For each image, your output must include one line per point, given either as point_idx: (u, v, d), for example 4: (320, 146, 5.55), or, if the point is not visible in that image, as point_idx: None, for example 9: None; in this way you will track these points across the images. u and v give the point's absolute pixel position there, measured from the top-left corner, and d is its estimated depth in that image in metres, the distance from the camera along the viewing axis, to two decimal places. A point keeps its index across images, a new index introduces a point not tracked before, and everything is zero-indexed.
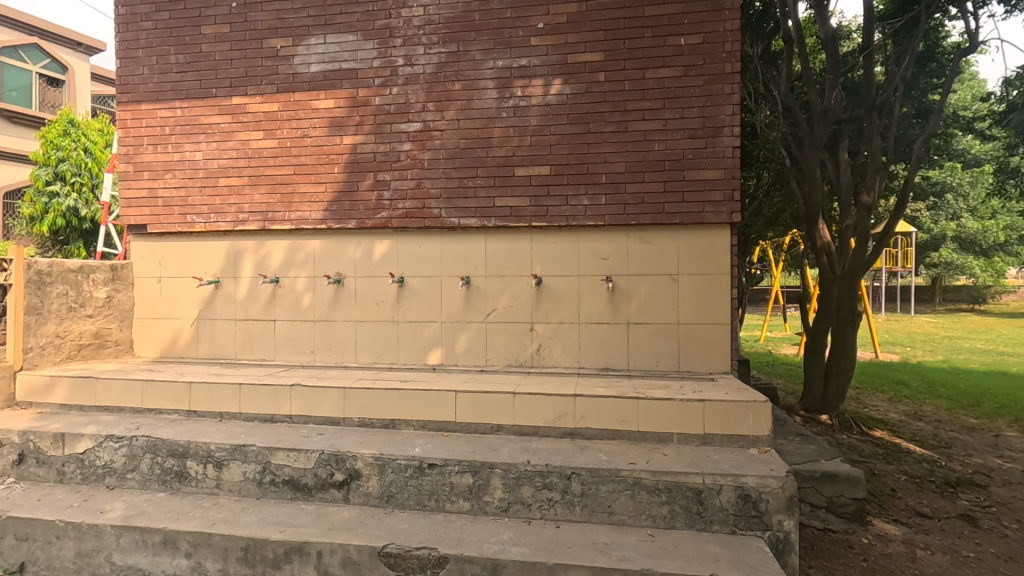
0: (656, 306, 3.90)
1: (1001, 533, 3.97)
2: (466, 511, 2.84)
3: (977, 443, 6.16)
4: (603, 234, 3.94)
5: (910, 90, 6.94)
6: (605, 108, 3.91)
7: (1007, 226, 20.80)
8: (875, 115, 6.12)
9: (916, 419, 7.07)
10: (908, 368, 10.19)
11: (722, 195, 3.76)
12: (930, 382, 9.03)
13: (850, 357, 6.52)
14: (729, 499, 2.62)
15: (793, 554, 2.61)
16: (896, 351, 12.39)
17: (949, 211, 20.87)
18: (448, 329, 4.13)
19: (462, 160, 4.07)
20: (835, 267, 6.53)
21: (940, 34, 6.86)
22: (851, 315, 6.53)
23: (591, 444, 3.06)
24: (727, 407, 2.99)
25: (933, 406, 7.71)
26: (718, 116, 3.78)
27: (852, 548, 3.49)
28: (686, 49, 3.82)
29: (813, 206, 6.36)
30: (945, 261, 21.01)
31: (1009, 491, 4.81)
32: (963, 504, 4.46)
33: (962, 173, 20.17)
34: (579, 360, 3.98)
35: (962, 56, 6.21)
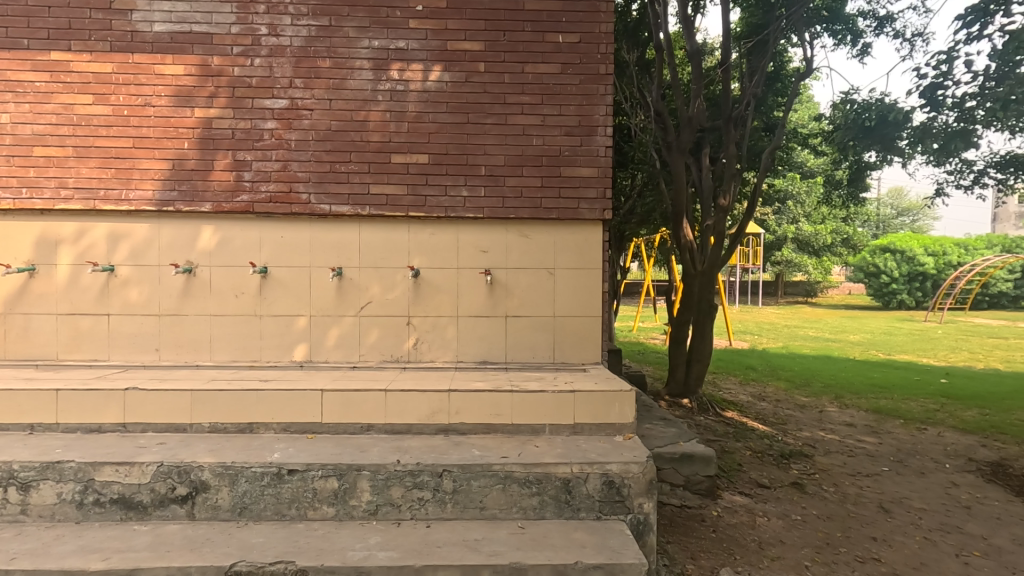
0: (534, 299, 3.95)
1: (822, 496, 4.59)
2: (331, 517, 2.67)
3: (806, 418, 7.08)
4: (483, 226, 3.91)
5: (760, 105, 7.75)
6: (485, 100, 3.86)
7: (833, 231, 24.37)
8: (731, 125, 6.77)
9: (760, 399, 7.98)
10: (755, 354, 11.50)
11: (596, 192, 3.90)
12: (772, 366, 10.26)
13: (708, 344, 7.15)
14: (595, 486, 2.72)
15: (652, 534, 2.76)
16: (746, 339, 13.93)
17: (791, 215, 23.40)
18: (318, 324, 3.87)
19: (333, 143, 3.81)
20: (696, 264, 7.12)
21: (784, 58, 7.72)
22: (710, 307, 7.15)
23: (464, 439, 3.02)
24: (596, 397, 3.10)
25: (774, 387, 8.77)
26: (593, 115, 3.90)
27: (704, 521, 3.82)
28: (563, 47, 3.89)
29: (680, 206, 6.87)
30: (786, 260, 24.41)
31: (829, 459, 5.58)
32: (794, 472, 5.10)
33: (800, 182, 22.61)
34: (457, 354, 3.92)
35: (800, 79, 7.03)
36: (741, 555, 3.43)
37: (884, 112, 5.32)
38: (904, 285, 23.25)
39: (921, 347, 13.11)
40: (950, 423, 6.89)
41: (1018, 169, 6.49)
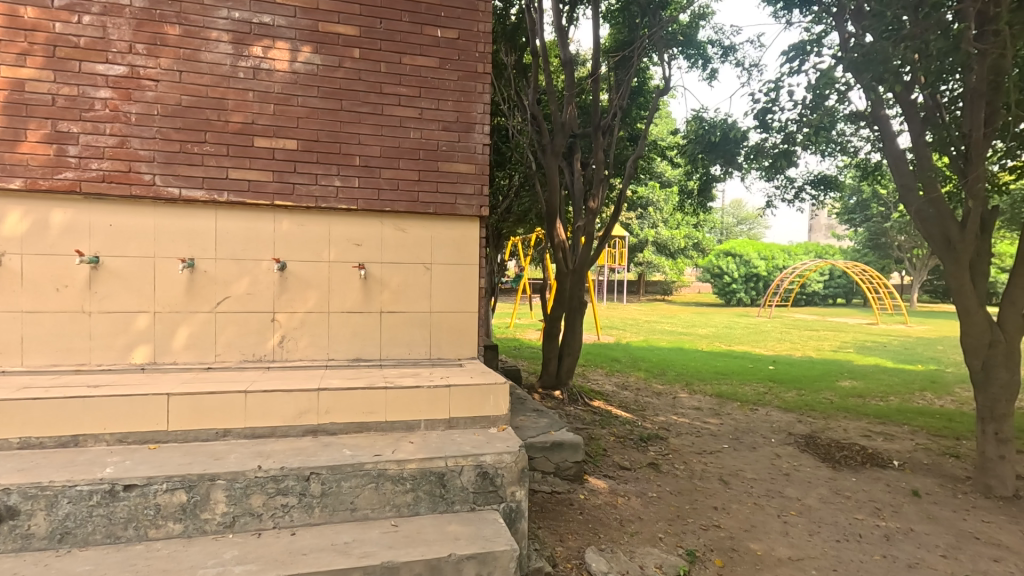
0: (410, 295, 3.89)
1: (674, 473, 5.09)
2: (178, 535, 2.41)
3: (662, 404, 7.80)
4: (356, 219, 3.76)
5: (626, 117, 8.36)
6: (360, 87, 3.71)
7: (686, 235, 27.14)
8: (599, 134, 7.23)
9: (623, 389, 8.63)
10: (620, 347, 12.41)
11: (473, 188, 3.93)
12: (634, 358, 11.14)
13: (578, 338, 7.56)
14: (469, 478, 2.74)
15: (523, 520, 2.85)
16: (613, 333, 14.99)
17: (651, 221, 25.91)
18: (164, 321, 3.46)
19: (184, 120, 3.42)
20: (568, 262, 7.49)
21: (646, 75, 8.40)
22: (580, 303, 7.57)
23: (334, 440, 2.89)
24: (471, 390, 3.13)
25: (635, 377, 9.53)
26: (471, 112, 3.93)
27: (572, 504, 4.04)
28: (441, 41, 3.87)
29: (553, 207, 7.19)
30: (647, 262, 26.75)
31: (680, 440, 6.20)
32: (651, 454, 5.59)
33: (659, 192, 25.05)
34: (328, 352, 3.73)
35: (660, 96, 7.70)
36: (605, 533, 3.68)
37: (726, 131, 6.04)
38: (742, 284, 26.53)
39: (754, 338, 15.06)
40: (775, 403, 8.01)
41: (827, 187, 7.70)
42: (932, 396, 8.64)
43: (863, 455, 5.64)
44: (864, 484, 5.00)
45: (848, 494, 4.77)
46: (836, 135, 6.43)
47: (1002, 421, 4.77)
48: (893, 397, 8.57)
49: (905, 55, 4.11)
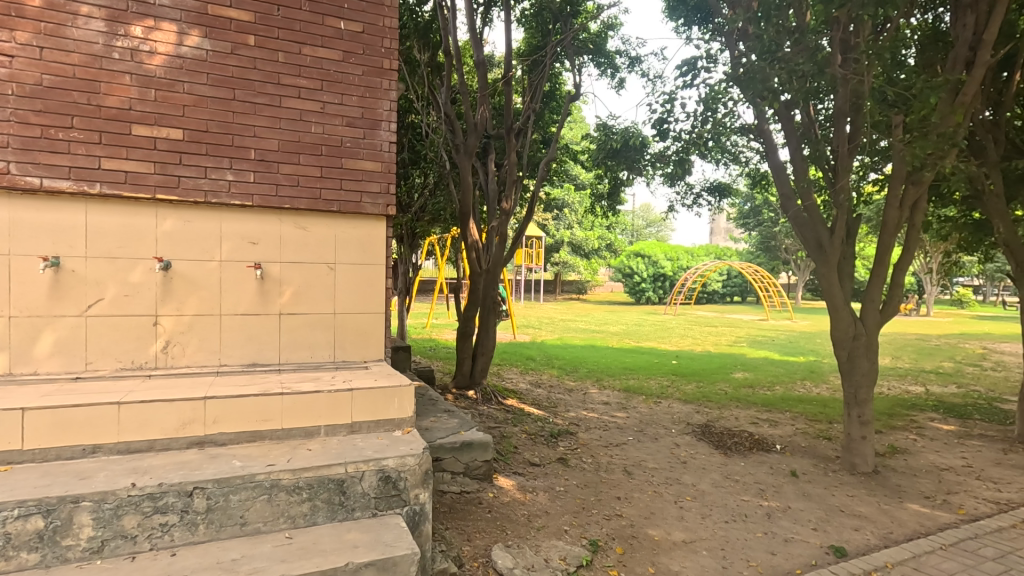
0: (311, 296, 3.73)
1: (581, 467, 5.27)
2: (34, 565, 2.17)
3: (573, 401, 8.06)
4: (252, 216, 3.55)
5: (539, 120, 8.55)
6: (255, 77, 3.51)
7: (599, 236, 28.25)
8: (512, 136, 7.32)
9: (536, 386, 8.81)
10: (535, 346, 12.66)
11: (379, 186, 3.85)
12: (548, 356, 11.41)
13: (491, 338, 7.61)
14: (371, 484, 2.68)
15: (427, 523, 2.83)
16: (529, 332, 15.27)
17: (566, 222, 26.81)
18: (22, 327, 3.09)
19: (46, 102, 3.07)
20: (482, 262, 7.53)
21: (559, 80, 8.61)
22: (494, 302, 7.62)
23: (223, 451, 2.72)
24: (374, 393, 3.06)
25: (548, 374, 9.76)
26: (376, 108, 3.84)
27: (481, 503, 4.07)
28: (344, 34, 3.75)
29: (466, 206, 7.18)
30: (562, 262, 27.47)
31: (588, 434, 6.43)
32: (561, 449, 5.75)
33: (574, 195, 25.95)
34: (220, 357, 3.50)
35: (571, 101, 7.92)
36: (512, 530, 3.74)
37: (626, 137, 6.34)
38: (650, 284, 27.99)
39: (660, 335, 15.93)
40: (676, 396, 8.52)
41: (722, 194, 8.28)
42: (811, 385, 9.57)
43: (751, 441, 6.14)
44: (750, 468, 5.45)
45: (736, 478, 5.17)
46: (728, 146, 6.94)
47: (863, 405, 5.36)
48: (778, 386, 9.41)
49: (781, 75, 4.51)
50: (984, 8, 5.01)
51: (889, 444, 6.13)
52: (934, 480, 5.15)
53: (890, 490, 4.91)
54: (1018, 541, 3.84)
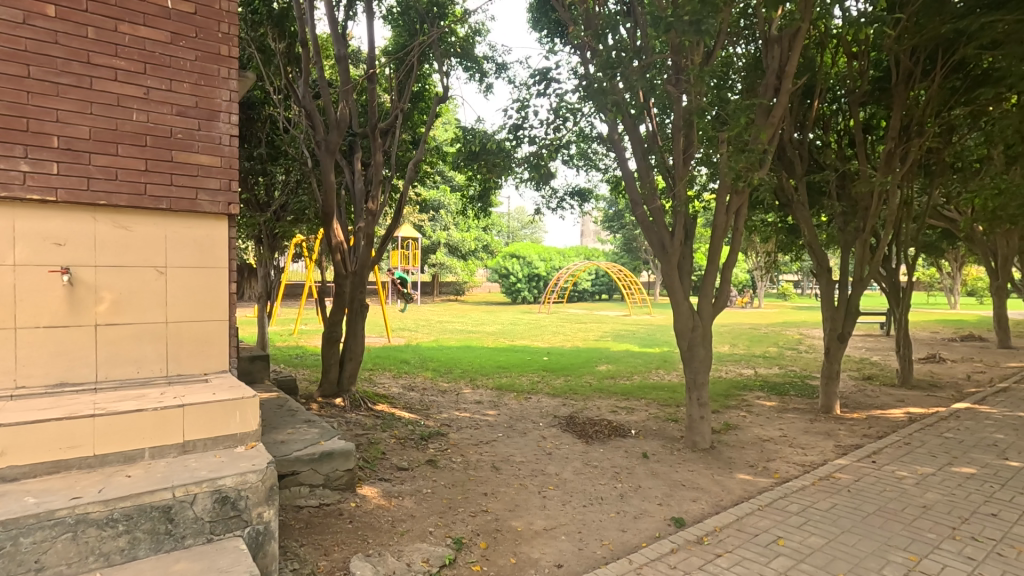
0: (136, 303, 3.33)
1: (450, 467, 5.29)
2: None
3: (446, 402, 8.05)
4: (57, 213, 3.08)
5: (407, 120, 8.44)
6: (57, 53, 3.05)
7: (476, 237, 28.62)
8: (377, 134, 7.14)
9: (409, 390, 8.68)
10: (410, 349, 12.47)
11: (218, 183, 3.55)
12: (422, 359, 11.30)
13: (359, 342, 7.36)
14: (204, 507, 2.46)
15: (272, 542, 2.66)
16: (404, 335, 15.02)
17: (443, 223, 26.92)
18: None
19: None
20: (347, 265, 7.24)
21: (427, 81, 8.55)
22: (362, 306, 7.37)
23: (16, 487, 2.33)
24: (210, 408, 2.81)
25: (422, 377, 9.66)
26: (213, 98, 3.53)
27: (341, 515, 3.92)
28: (172, 14, 3.42)
29: (329, 206, 6.85)
30: (439, 263, 27.41)
31: (459, 434, 6.48)
32: (430, 451, 5.72)
33: (450, 196, 26.09)
34: (15, 379, 2.98)
35: (440, 103, 7.89)
36: (373, 538, 3.65)
37: (484, 141, 6.43)
38: (525, 284, 28.97)
39: (534, 333, 16.53)
40: (545, 390, 8.90)
41: (583, 198, 8.78)
42: (663, 373, 10.52)
43: (609, 429, 6.59)
44: (608, 453, 5.85)
45: (595, 464, 5.53)
46: (586, 154, 7.40)
47: (701, 388, 6.00)
48: (636, 376, 10.22)
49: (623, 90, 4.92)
50: (787, 44, 5.85)
51: (724, 421, 6.95)
52: (757, 450, 5.92)
53: (723, 462, 5.56)
54: (816, 496, 4.55)
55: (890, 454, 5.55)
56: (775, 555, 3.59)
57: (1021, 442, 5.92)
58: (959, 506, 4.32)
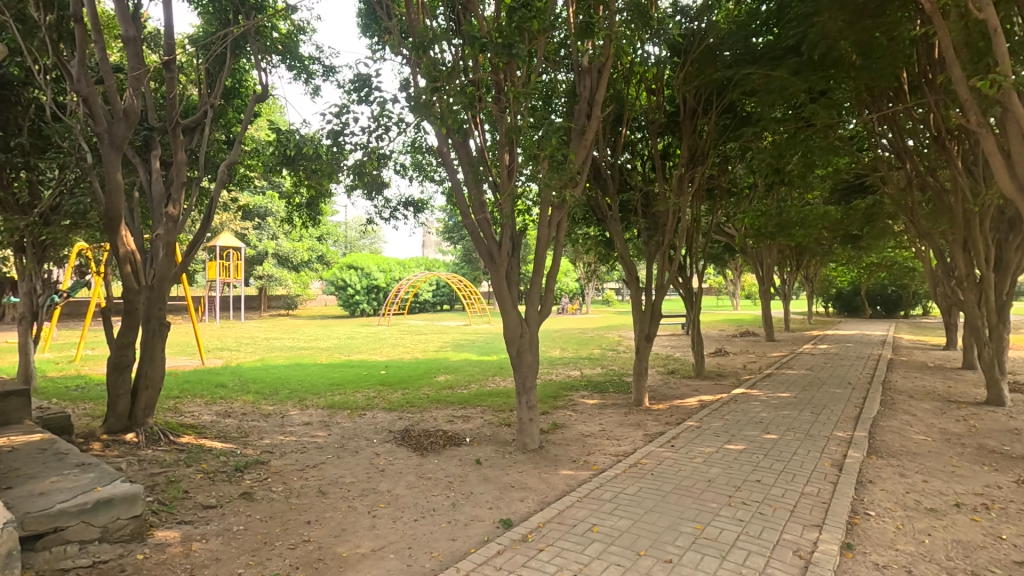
0: None
1: (268, 498, 4.83)
2: None
3: (269, 426, 7.37)
4: None
5: (219, 118, 7.62)
6: None
7: (309, 247, 26.94)
8: (178, 130, 6.32)
9: (225, 416, 7.77)
10: (228, 371, 11.20)
11: None
12: (243, 381, 10.20)
13: (157, 368, 6.41)
14: None
15: None
16: (221, 355, 13.45)
17: (270, 232, 25.09)
18: None
19: None
20: (141, 277, 6.26)
21: (244, 77, 7.83)
22: (161, 325, 6.41)
23: None
24: None
25: (242, 401, 8.72)
26: None
27: (124, 571, 3.36)
28: None
29: (114, 209, 5.85)
30: (267, 275, 25.13)
31: (282, 460, 5.96)
32: (246, 483, 5.16)
33: (278, 203, 24.40)
34: None
35: (258, 101, 7.23)
36: None
37: (300, 144, 6.03)
38: (364, 296, 28.01)
39: (372, 347, 15.99)
40: (382, 405, 8.63)
41: (417, 209, 8.70)
42: (499, 380, 10.87)
43: (444, 439, 6.59)
44: (443, 464, 5.84)
45: (429, 476, 5.48)
46: (417, 164, 7.35)
47: (529, 392, 6.30)
48: (473, 384, 10.41)
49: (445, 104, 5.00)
50: (597, 75, 6.44)
51: (552, 422, 7.39)
52: (579, 445, 6.40)
53: (549, 461, 5.90)
54: (625, 482, 5.04)
55: (685, 437, 6.39)
56: (590, 541, 3.89)
57: (778, 417, 7.24)
58: (734, 476, 5.12)
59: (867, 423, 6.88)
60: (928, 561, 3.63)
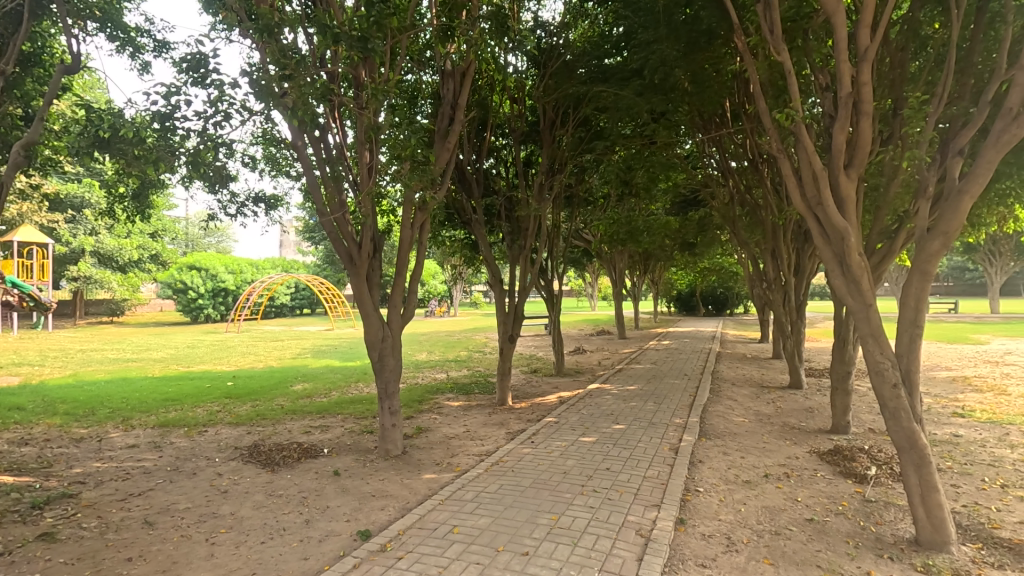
0: None
1: (77, 536, 4.14)
2: None
3: (82, 452, 6.31)
4: None
5: (13, 88, 6.38)
6: None
7: (140, 245, 23.69)
8: None
9: (20, 445, 6.50)
10: (27, 390, 9.40)
11: None
12: (48, 401, 8.62)
13: None
14: None
15: None
16: (18, 372, 11.24)
17: (88, 226, 21.62)
18: None
19: None
20: None
21: (49, 43, 6.65)
22: None
23: None
24: None
25: (45, 425, 7.36)
26: None
27: None
28: None
29: None
30: (84, 276, 21.52)
31: (97, 491, 5.13)
32: (47, 522, 4.37)
33: (99, 193, 21.15)
34: None
35: (67, 72, 6.17)
36: None
37: (120, 125, 5.23)
38: (209, 300, 25.34)
39: (218, 356, 14.48)
40: (227, 420, 7.84)
41: (268, 205, 8.01)
42: (362, 386, 10.47)
43: (299, 451, 6.17)
44: (296, 478, 5.46)
45: (280, 493, 5.08)
46: (268, 158, 6.78)
47: (392, 397, 6.15)
48: (334, 391, 9.90)
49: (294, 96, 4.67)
50: (460, 78, 6.51)
51: (417, 426, 7.29)
52: (443, 448, 6.38)
53: (412, 466, 5.80)
54: (487, 481, 5.12)
55: (545, 433, 6.68)
56: (450, 543, 3.89)
57: (627, 409, 7.87)
58: (587, 466, 5.46)
59: (698, 410, 7.77)
60: (743, 527, 4.18)
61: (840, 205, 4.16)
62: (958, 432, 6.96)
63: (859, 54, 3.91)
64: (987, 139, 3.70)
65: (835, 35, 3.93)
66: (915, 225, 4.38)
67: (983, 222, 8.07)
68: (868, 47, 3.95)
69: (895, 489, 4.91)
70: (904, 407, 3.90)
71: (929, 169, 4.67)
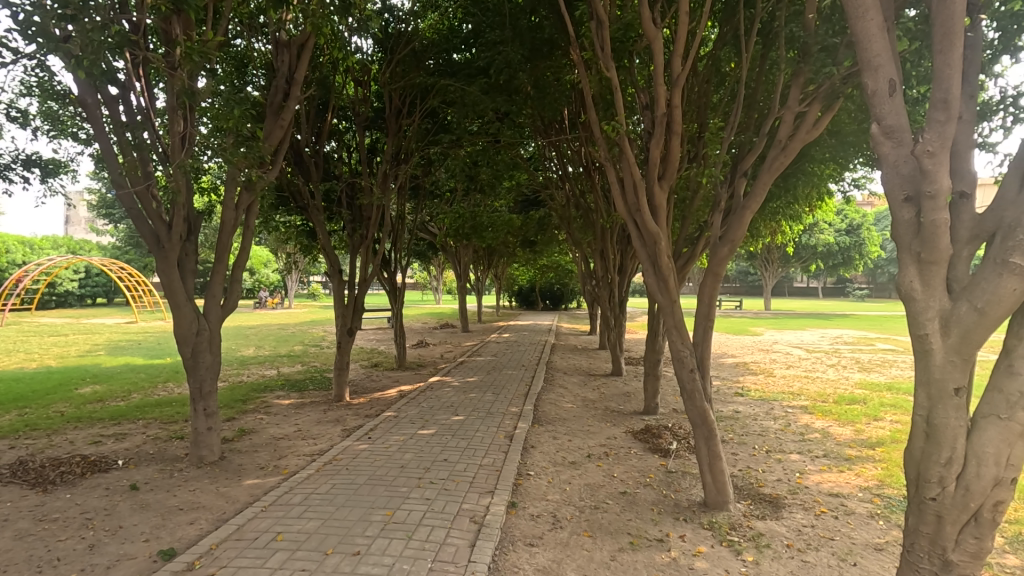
0: None
1: None
2: None
3: None
4: None
5: None
6: None
7: None
8: None
9: None
10: None
11: None
12: None
13: None
14: None
15: None
16: None
17: None
18: None
19: None
20: None
21: None
22: None
23: None
24: None
25: None
26: None
27: None
28: None
29: None
30: None
31: None
32: None
33: None
34: None
35: None
36: None
37: None
38: None
39: None
40: None
41: (46, 171, 6.61)
42: (172, 386, 9.21)
43: (83, 465, 5.21)
44: (77, 498, 4.59)
45: (54, 516, 4.25)
46: (45, 113, 5.60)
47: (207, 397, 5.50)
48: (134, 394, 8.56)
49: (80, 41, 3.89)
50: (297, 51, 5.99)
51: (238, 428, 6.62)
52: (269, 450, 5.87)
53: (231, 472, 5.25)
54: (317, 481, 4.85)
55: (382, 428, 6.52)
56: (272, 552, 3.60)
57: (466, 400, 8.04)
58: (424, 459, 5.46)
59: (532, 398, 8.22)
60: (567, 505, 4.52)
61: (654, 212, 4.69)
62: (737, 408, 8.33)
63: (673, 80, 4.43)
64: (764, 164, 4.44)
65: (654, 59, 4.39)
66: (711, 233, 5.11)
67: (760, 233, 9.71)
68: (680, 74, 4.49)
69: (690, 460, 5.69)
70: (698, 389, 4.53)
71: (723, 186, 5.46)
